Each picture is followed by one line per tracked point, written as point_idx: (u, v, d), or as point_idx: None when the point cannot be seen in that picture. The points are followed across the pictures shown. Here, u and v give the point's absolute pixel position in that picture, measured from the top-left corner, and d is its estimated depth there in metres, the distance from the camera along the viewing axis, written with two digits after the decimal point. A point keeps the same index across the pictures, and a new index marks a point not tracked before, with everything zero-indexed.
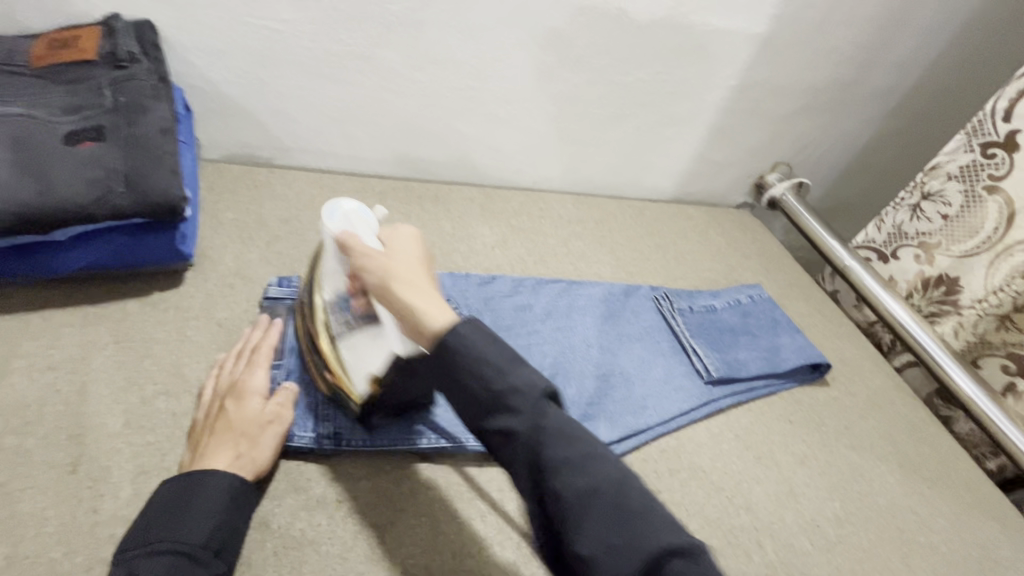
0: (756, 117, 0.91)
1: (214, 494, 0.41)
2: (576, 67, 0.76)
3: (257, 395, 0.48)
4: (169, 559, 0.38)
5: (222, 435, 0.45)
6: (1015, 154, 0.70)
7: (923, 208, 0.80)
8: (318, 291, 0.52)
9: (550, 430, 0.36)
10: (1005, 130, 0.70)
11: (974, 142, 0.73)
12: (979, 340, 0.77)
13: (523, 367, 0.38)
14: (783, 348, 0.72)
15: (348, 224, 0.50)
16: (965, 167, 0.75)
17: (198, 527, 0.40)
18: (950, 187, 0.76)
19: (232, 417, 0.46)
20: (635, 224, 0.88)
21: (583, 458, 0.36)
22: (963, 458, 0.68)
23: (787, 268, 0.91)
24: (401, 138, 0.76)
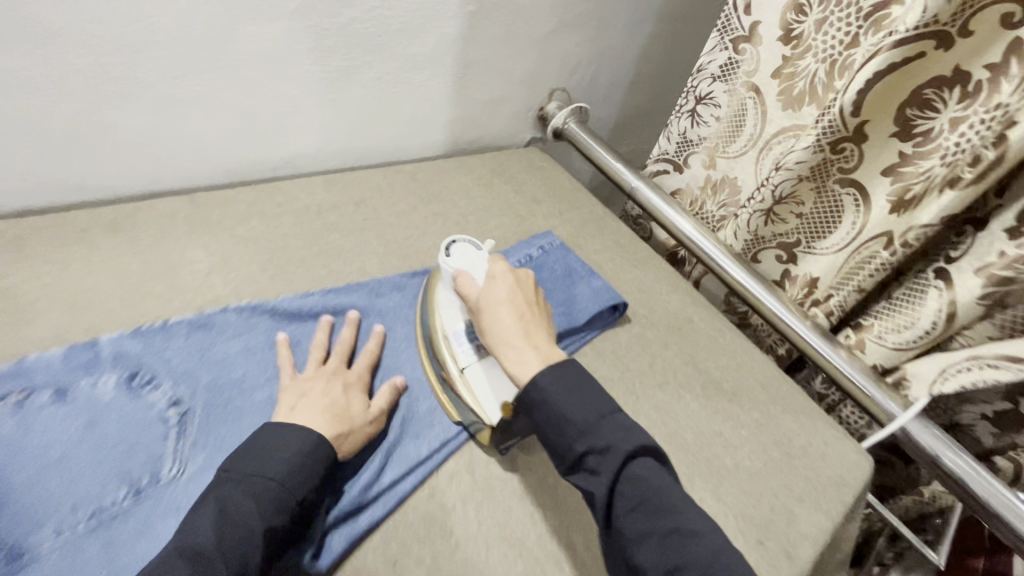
0: (513, 45, 0.81)
1: (320, 456, 0.42)
2: (260, 16, 0.58)
3: (360, 384, 0.50)
4: (262, 496, 0.38)
5: (328, 406, 0.46)
6: (760, 48, 0.69)
7: (699, 113, 0.79)
8: (439, 326, 0.54)
9: (628, 482, 0.40)
10: (749, 22, 0.69)
11: (726, 40, 0.72)
12: (754, 238, 0.78)
13: (605, 428, 0.42)
14: (580, 297, 0.67)
15: (466, 260, 0.55)
16: (724, 66, 0.74)
17: (293, 475, 0.40)
18: (716, 88, 0.75)
19: (344, 395, 0.48)
20: (407, 193, 0.76)
21: (652, 500, 0.40)
22: (755, 358, 0.70)
23: (580, 203, 0.86)
24: (28, 158, 0.53)
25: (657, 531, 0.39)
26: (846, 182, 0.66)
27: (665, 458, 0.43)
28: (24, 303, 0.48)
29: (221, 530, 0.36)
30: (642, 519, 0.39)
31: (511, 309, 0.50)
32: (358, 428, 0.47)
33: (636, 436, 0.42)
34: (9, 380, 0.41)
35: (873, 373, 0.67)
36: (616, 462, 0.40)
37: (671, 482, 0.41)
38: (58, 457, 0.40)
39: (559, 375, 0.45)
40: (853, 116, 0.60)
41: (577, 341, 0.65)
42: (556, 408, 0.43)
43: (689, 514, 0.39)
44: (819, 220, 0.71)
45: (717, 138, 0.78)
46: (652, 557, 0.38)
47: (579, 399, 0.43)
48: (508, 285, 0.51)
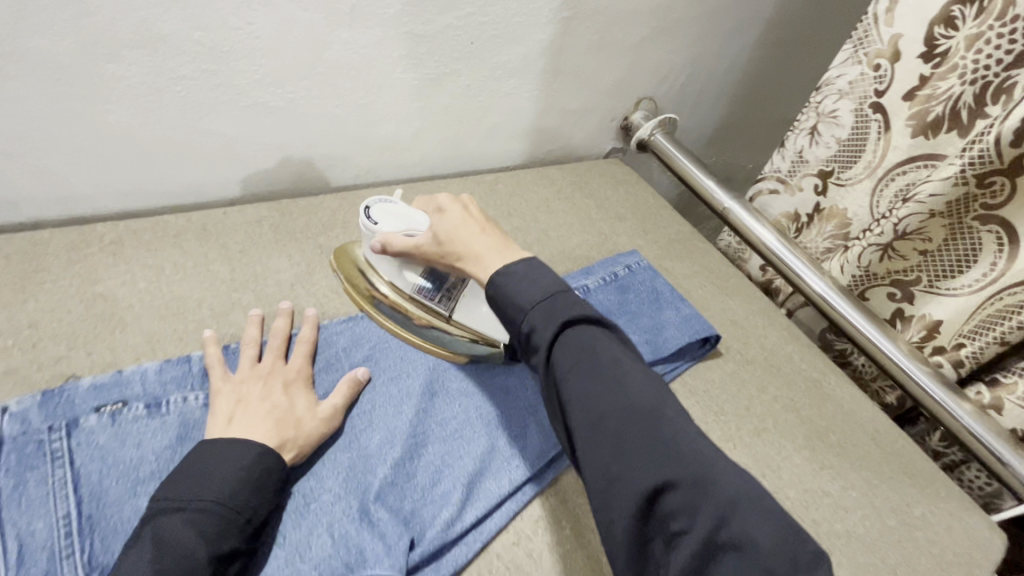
0: (605, 53, 0.77)
1: (255, 463, 0.38)
2: (356, 23, 0.56)
3: (303, 379, 0.47)
4: (200, 518, 0.35)
5: (268, 412, 0.42)
6: (898, 66, 0.61)
7: (819, 131, 0.70)
8: (402, 293, 0.54)
9: (569, 341, 0.38)
10: (890, 35, 0.61)
11: (861, 55, 0.64)
12: (865, 274, 0.70)
13: (549, 303, 0.40)
14: (669, 325, 0.62)
15: (394, 217, 0.52)
16: (853, 82, 0.65)
17: (237, 491, 0.37)
18: (843, 105, 0.67)
19: (279, 399, 0.44)
20: (486, 205, 0.74)
21: (591, 355, 0.37)
22: (864, 406, 0.63)
23: (664, 222, 0.81)
24: (132, 160, 0.54)
25: (586, 390, 0.36)
26: (990, 220, 0.58)
27: (614, 326, 0.41)
28: (120, 307, 0.48)
29: (159, 560, 0.32)
30: (573, 379, 0.37)
31: (468, 230, 0.46)
32: (305, 425, 0.43)
33: (579, 307, 0.40)
34: (109, 390, 0.41)
35: (1010, 436, 0.58)
36: (552, 330, 0.38)
37: (609, 344, 0.38)
38: (149, 473, 0.38)
39: (511, 267, 0.42)
40: (1014, 147, 0.52)
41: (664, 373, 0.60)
42: (505, 292, 0.41)
43: (627, 373, 0.37)
44: (947, 258, 0.62)
45: (841, 163, 0.69)
46: (580, 411, 0.36)
47: (528, 280, 0.41)
48: (454, 208, 0.49)
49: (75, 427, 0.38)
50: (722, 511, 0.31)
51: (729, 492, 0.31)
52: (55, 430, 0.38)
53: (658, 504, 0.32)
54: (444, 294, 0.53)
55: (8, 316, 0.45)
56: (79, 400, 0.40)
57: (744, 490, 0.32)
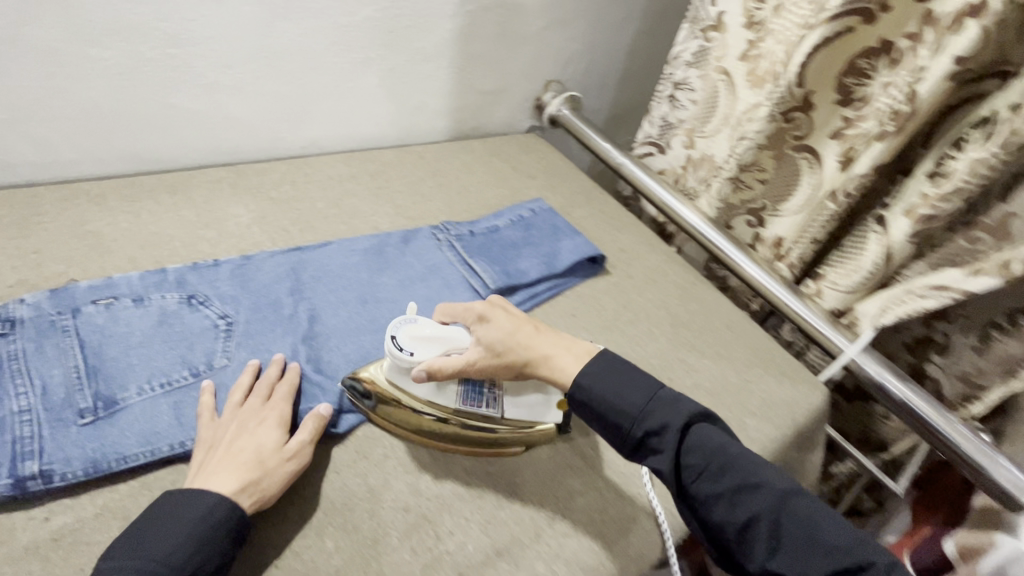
0: (509, 41, 0.93)
1: (205, 524, 0.40)
2: (292, 14, 0.70)
3: (278, 417, 0.48)
4: None
5: (235, 458, 0.44)
6: (725, 35, 0.79)
7: (677, 97, 0.88)
8: (440, 409, 0.51)
9: (690, 445, 0.47)
10: (715, 12, 0.80)
11: (697, 30, 0.83)
12: (726, 205, 0.86)
13: (653, 413, 0.48)
14: (563, 250, 0.76)
15: (426, 342, 0.51)
16: (697, 52, 0.84)
17: (179, 551, 0.38)
18: (691, 74, 0.85)
19: (250, 443, 0.45)
20: (415, 168, 0.88)
21: (711, 455, 0.47)
22: (724, 305, 0.78)
23: (570, 179, 0.97)
24: (111, 130, 0.66)
25: (725, 489, 0.46)
26: (802, 148, 0.75)
27: (714, 419, 0.50)
28: (106, 240, 0.60)
29: None
30: (707, 482, 0.46)
31: (526, 333, 0.53)
32: (272, 470, 0.44)
33: (683, 409, 0.49)
34: (101, 289, 0.53)
35: (830, 316, 0.74)
36: (673, 439, 0.47)
37: (726, 441, 0.48)
38: (138, 341, 0.50)
39: (596, 371, 0.50)
40: (799, 87, 0.70)
41: (558, 285, 0.74)
42: (608, 402, 0.49)
43: (750, 467, 0.47)
44: (781, 183, 0.80)
45: (693, 120, 0.87)
46: (729, 513, 0.45)
47: (623, 386, 0.50)
48: (501, 315, 0.54)
49: (78, 312, 0.50)
50: None
51: (883, 563, 0.43)
52: (63, 313, 0.50)
53: None
54: (489, 401, 0.52)
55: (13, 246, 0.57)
56: (79, 295, 0.52)
57: (871, 550, 0.44)
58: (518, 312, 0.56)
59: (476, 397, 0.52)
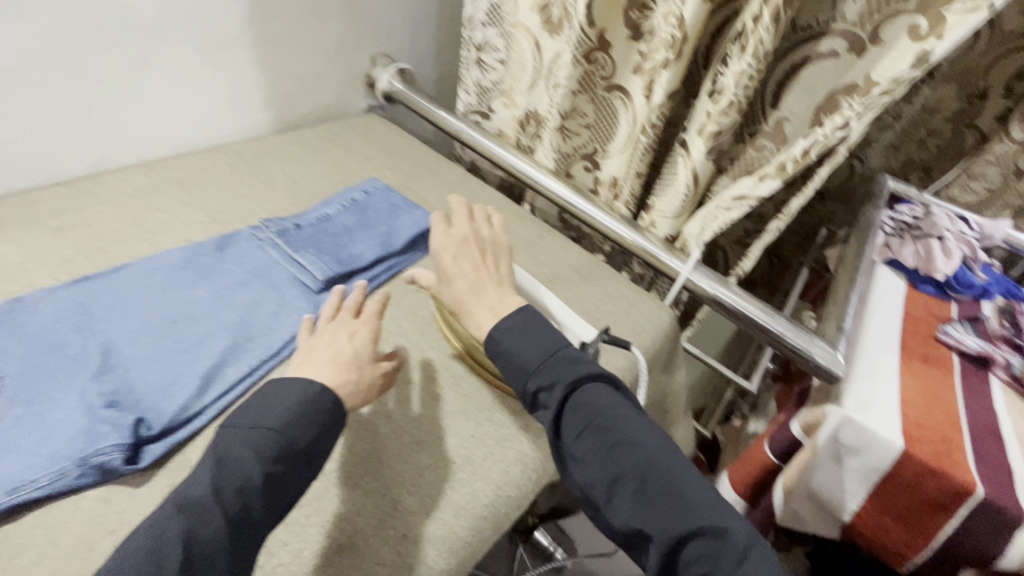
0: (312, 16, 0.87)
1: (319, 402, 0.46)
2: (30, 15, 0.60)
3: (369, 330, 0.54)
4: (263, 442, 0.43)
5: (333, 358, 0.50)
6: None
7: (484, 60, 0.89)
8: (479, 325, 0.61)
9: (576, 400, 0.51)
10: None
11: None
12: (562, 155, 0.88)
13: (549, 366, 0.52)
14: (401, 228, 0.74)
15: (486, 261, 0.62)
16: (491, 11, 0.84)
17: (291, 423, 0.45)
18: (490, 34, 0.86)
19: (347, 346, 0.52)
20: (235, 167, 0.81)
21: (596, 415, 0.50)
22: (570, 251, 0.80)
23: (411, 153, 0.94)
24: None
25: (600, 449, 0.49)
26: (611, 88, 0.78)
27: (616, 384, 0.53)
28: None
29: (218, 476, 0.41)
30: (587, 438, 0.50)
31: (467, 279, 0.58)
32: (365, 372, 0.51)
33: (578, 369, 0.52)
34: None
35: (666, 243, 0.78)
36: (559, 395, 0.51)
37: (613, 406, 0.51)
38: None
39: (511, 325, 0.54)
40: (591, 27, 0.71)
41: (400, 263, 0.71)
42: (513, 355, 0.53)
43: (632, 432, 0.50)
44: (603, 125, 0.83)
45: (506, 79, 0.89)
46: (597, 470, 0.49)
47: (528, 343, 0.53)
48: (459, 256, 0.59)
49: None
50: (728, 541, 0.46)
51: (733, 525, 0.47)
52: None
53: (680, 553, 0.46)
54: None
55: None
56: None
57: (726, 511, 0.48)
58: (485, 257, 0.60)
59: None
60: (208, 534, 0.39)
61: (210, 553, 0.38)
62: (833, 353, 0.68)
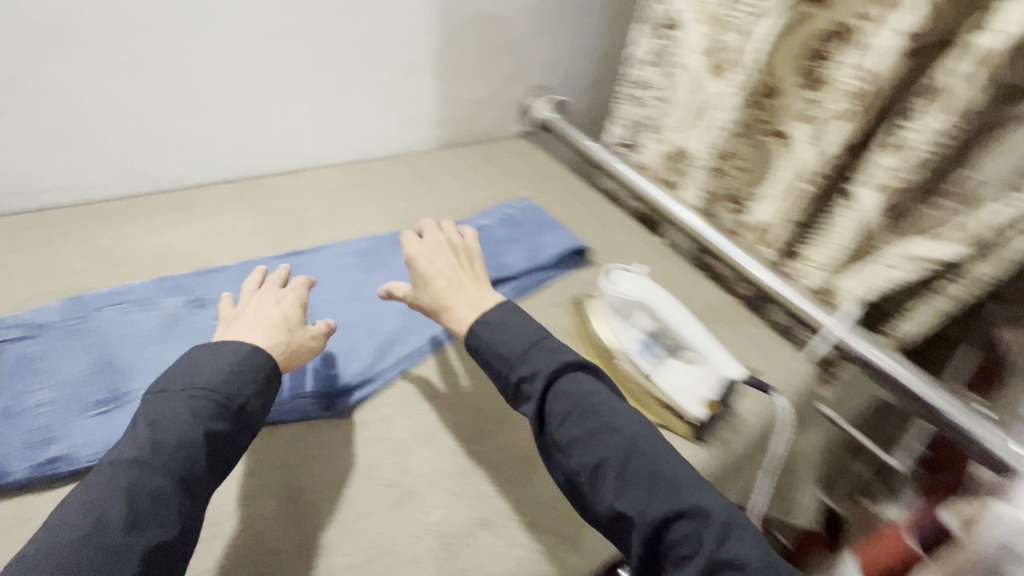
0: (489, 49, 0.97)
1: (247, 360, 0.49)
2: (283, 38, 0.75)
3: (271, 306, 0.57)
4: (191, 406, 0.44)
5: (264, 322, 0.54)
6: (678, 33, 0.83)
7: (642, 97, 0.93)
8: (617, 344, 0.62)
9: (556, 389, 0.52)
10: (667, 12, 0.83)
11: (652, 29, 0.87)
12: (710, 194, 0.89)
13: (528, 356, 0.53)
14: (547, 245, 0.79)
15: (629, 280, 0.62)
16: (658, 51, 0.88)
17: (225, 385, 0.46)
18: (651, 73, 0.90)
19: (257, 319, 0.54)
20: (406, 176, 0.92)
21: (577, 403, 0.51)
22: (707, 289, 0.81)
23: (557, 179, 1.00)
24: (118, 156, 0.72)
25: (583, 433, 0.49)
26: (774, 134, 0.78)
27: (594, 372, 0.54)
28: (120, 253, 0.66)
29: (161, 433, 0.42)
30: (569, 424, 0.50)
31: (451, 278, 0.61)
32: (297, 339, 0.55)
33: (558, 358, 0.53)
34: (114, 295, 0.59)
35: (811, 294, 0.76)
36: (540, 384, 0.51)
37: (593, 391, 0.52)
38: (147, 340, 0.56)
39: (496, 317, 0.56)
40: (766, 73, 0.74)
41: (544, 277, 0.76)
42: (496, 347, 0.54)
43: (612, 416, 0.50)
44: (760, 171, 0.83)
45: (659, 116, 0.92)
46: (581, 455, 0.48)
47: (511, 335, 0.55)
48: (439, 258, 0.63)
49: (94, 316, 0.57)
50: (715, 521, 0.44)
51: (718, 508, 0.45)
52: (83, 317, 0.57)
53: (665, 534, 0.45)
54: (658, 359, 0.60)
55: (40, 262, 0.63)
56: (94, 301, 0.58)
57: (713, 496, 0.47)
58: (462, 262, 0.64)
59: (651, 350, 0.61)
60: (157, 488, 0.40)
61: (160, 507, 0.40)
62: (1009, 442, 0.59)
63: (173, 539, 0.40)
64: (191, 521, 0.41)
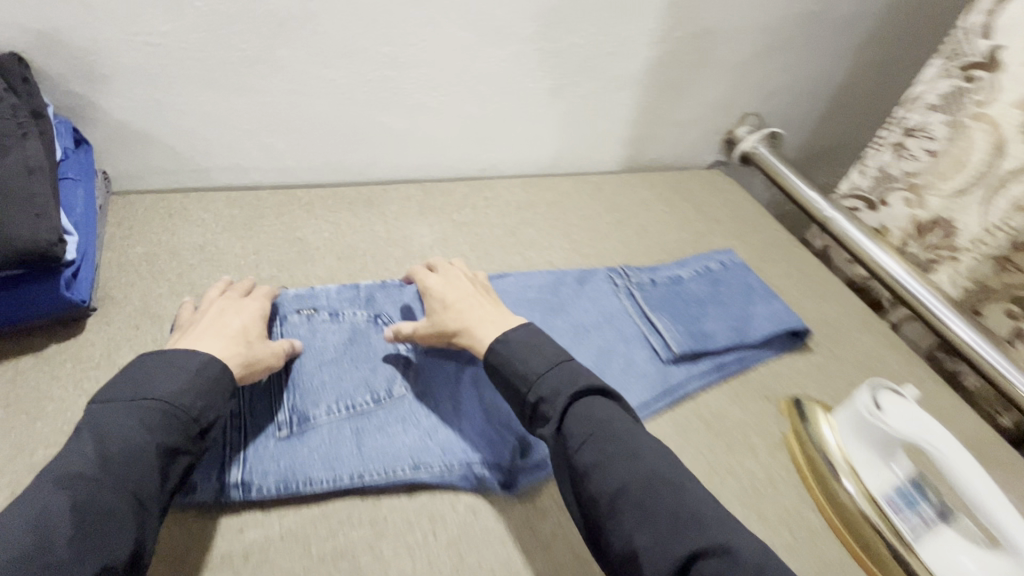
0: (713, 68, 0.84)
1: (191, 371, 0.41)
2: (501, 40, 0.68)
3: (230, 313, 0.48)
4: (144, 413, 0.37)
5: (218, 331, 0.46)
6: (999, 76, 0.64)
7: (907, 146, 0.75)
8: (864, 482, 0.49)
9: (576, 412, 0.43)
10: (987, 47, 0.65)
11: (954, 66, 0.69)
12: (979, 287, 0.71)
13: (549, 377, 0.45)
14: (757, 317, 0.65)
15: (903, 411, 0.48)
16: (948, 94, 0.69)
17: (183, 392, 0.39)
18: (934, 119, 0.71)
19: (205, 329, 0.46)
20: (593, 200, 0.82)
21: (599, 425, 0.42)
22: (964, 413, 0.63)
23: (765, 228, 0.84)
24: (322, 145, 0.71)
25: (607, 457, 0.40)
26: None
27: (616, 395, 0.46)
28: (311, 248, 0.65)
29: (105, 448, 0.35)
30: (589, 450, 0.41)
31: (472, 303, 0.53)
32: (258, 352, 0.46)
33: (581, 378, 0.45)
34: (304, 299, 0.55)
35: None
36: (563, 406, 0.43)
37: (614, 415, 0.43)
38: (332, 359, 0.51)
39: (518, 337, 0.48)
40: None
41: (751, 358, 0.62)
42: (515, 367, 0.46)
43: (632, 440, 0.42)
44: None
45: (926, 173, 0.73)
46: (602, 483, 0.39)
47: (532, 355, 0.46)
48: (445, 287, 0.55)
49: (285, 321, 0.53)
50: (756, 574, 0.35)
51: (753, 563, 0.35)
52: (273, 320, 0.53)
53: None
54: (921, 519, 0.47)
55: (241, 245, 0.63)
56: (287, 303, 0.55)
57: (758, 552, 0.37)
58: (478, 287, 0.56)
59: (911, 505, 0.48)
60: (103, 506, 0.33)
61: (106, 527, 0.33)
62: None
63: (126, 562, 0.33)
64: (146, 540, 0.35)
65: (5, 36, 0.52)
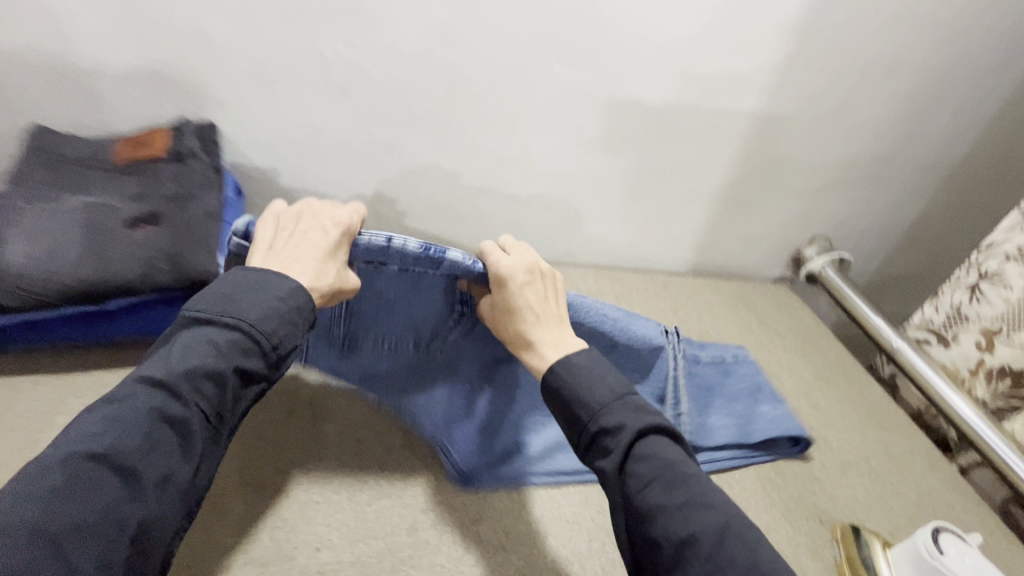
0: (785, 192, 0.89)
1: (284, 297, 0.43)
2: (594, 149, 0.78)
3: (320, 234, 0.47)
4: (225, 337, 0.40)
5: (310, 258, 0.46)
6: None
7: (981, 291, 0.75)
8: None
9: (641, 450, 0.42)
10: None
11: None
12: None
13: (613, 410, 0.44)
14: (760, 419, 0.64)
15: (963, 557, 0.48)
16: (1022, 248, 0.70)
17: (264, 319, 0.41)
18: (1010, 268, 0.72)
19: (298, 254, 0.46)
20: (658, 297, 0.88)
21: (665, 471, 0.41)
22: None
23: (826, 347, 0.86)
24: (426, 218, 0.81)
25: (672, 502, 0.39)
26: None
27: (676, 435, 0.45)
28: None
29: (186, 360, 0.38)
30: (655, 492, 0.40)
31: (536, 312, 0.49)
32: (342, 287, 0.48)
33: (644, 414, 0.44)
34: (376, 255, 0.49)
35: None
36: (627, 440, 0.42)
37: (679, 458, 0.42)
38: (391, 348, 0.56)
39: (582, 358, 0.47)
40: None
41: (748, 459, 0.62)
42: (578, 390, 0.45)
43: (700, 489, 0.40)
44: None
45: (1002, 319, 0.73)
46: (670, 529, 0.38)
47: (597, 382, 0.46)
48: (520, 278, 0.50)
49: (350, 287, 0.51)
50: None
51: None
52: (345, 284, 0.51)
53: None
54: None
55: None
56: (360, 252, 0.49)
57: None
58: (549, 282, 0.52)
59: None
60: (174, 417, 0.37)
61: (170, 442, 0.36)
62: None
63: (188, 474, 0.37)
64: (203, 460, 0.38)
65: (208, 110, 0.68)
